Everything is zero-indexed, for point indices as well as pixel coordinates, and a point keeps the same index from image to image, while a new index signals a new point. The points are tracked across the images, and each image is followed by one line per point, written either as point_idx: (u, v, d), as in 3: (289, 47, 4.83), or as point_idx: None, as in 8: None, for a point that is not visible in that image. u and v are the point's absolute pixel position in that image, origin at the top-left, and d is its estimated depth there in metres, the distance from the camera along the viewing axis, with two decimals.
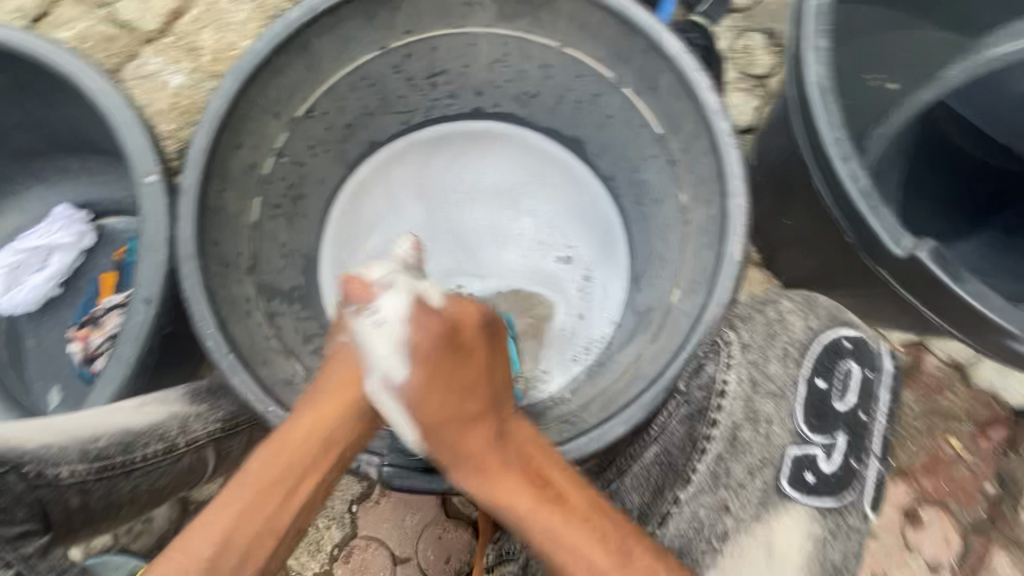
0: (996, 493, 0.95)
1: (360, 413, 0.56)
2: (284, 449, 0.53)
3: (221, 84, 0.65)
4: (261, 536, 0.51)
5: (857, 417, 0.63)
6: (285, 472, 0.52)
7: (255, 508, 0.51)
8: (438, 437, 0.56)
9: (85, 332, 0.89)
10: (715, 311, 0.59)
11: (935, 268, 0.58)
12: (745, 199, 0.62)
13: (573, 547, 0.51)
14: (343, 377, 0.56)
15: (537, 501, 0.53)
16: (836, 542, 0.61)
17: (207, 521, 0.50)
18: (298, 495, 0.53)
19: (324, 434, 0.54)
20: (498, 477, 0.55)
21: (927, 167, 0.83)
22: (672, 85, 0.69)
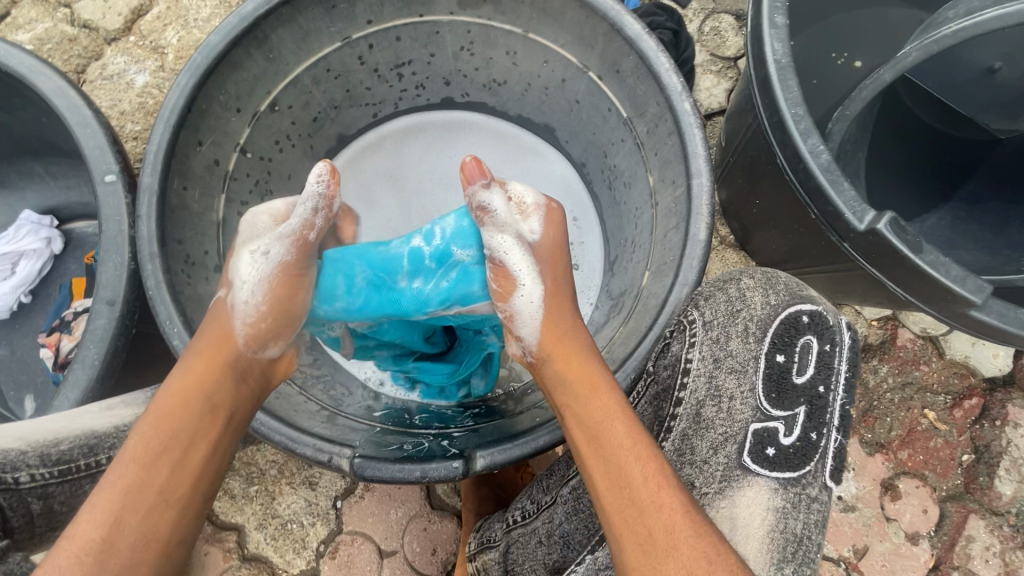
0: (971, 461, 0.97)
1: (236, 362, 0.59)
2: (163, 417, 0.53)
3: (177, 80, 0.64)
4: (155, 508, 0.49)
5: (817, 391, 0.58)
6: (170, 441, 0.52)
7: (143, 482, 0.49)
8: (554, 364, 0.59)
9: (54, 339, 0.87)
10: (682, 290, 0.60)
11: (895, 240, 0.58)
12: (708, 178, 0.62)
13: (652, 485, 0.48)
14: (217, 330, 0.60)
15: (630, 436, 0.52)
16: (800, 515, 0.55)
17: (92, 507, 0.47)
18: (190, 458, 0.52)
19: (204, 394, 0.55)
20: (599, 407, 0.54)
21: (889, 143, 0.84)
22: (635, 67, 0.69)
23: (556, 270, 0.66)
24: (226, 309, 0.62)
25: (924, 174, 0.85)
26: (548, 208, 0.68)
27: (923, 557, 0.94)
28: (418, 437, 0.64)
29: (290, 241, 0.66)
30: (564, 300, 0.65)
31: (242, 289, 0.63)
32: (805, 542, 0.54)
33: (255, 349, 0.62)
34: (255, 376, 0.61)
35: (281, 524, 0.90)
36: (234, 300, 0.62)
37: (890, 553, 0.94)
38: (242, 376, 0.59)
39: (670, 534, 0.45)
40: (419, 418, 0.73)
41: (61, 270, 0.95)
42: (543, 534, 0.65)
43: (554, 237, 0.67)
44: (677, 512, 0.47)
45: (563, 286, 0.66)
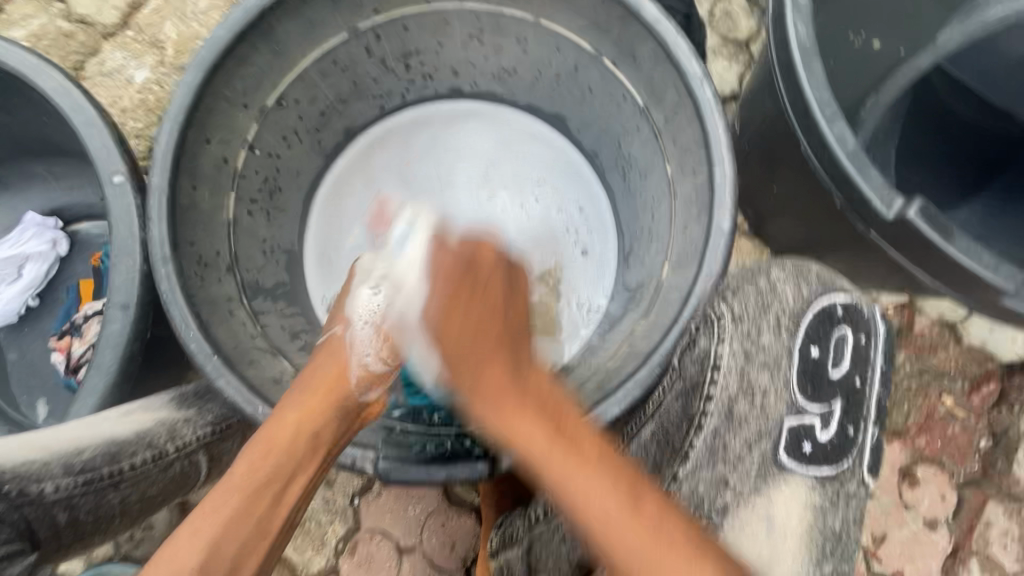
0: (988, 446, 0.97)
1: (346, 399, 0.59)
2: (273, 442, 0.53)
3: (184, 76, 0.62)
4: (252, 539, 0.49)
5: (856, 386, 0.59)
6: (274, 471, 0.52)
7: (246, 510, 0.49)
8: (461, 370, 0.58)
9: (66, 343, 0.87)
10: (706, 283, 0.58)
11: (926, 229, 0.57)
12: (732, 167, 0.61)
13: (602, 497, 0.46)
14: (332, 365, 0.61)
15: (551, 441, 0.50)
16: (838, 511, 0.59)
17: (196, 526, 0.48)
18: (291, 491, 0.53)
19: (313, 428, 0.55)
20: (513, 415, 0.53)
21: (921, 133, 0.82)
22: (652, 53, 0.67)
23: (455, 309, 0.61)
24: (343, 346, 0.63)
25: (952, 167, 0.82)
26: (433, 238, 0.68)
27: (942, 543, 0.94)
28: (439, 437, 0.63)
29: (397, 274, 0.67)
30: (456, 315, 0.61)
31: (361, 327, 0.64)
32: (843, 537, 0.59)
33: (365, 391, 0.61)
34: (359, 412, 0.60)
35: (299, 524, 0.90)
36: (350, 338, 0.63)
37: (908, 540, 0.94)
38: (352, 415, 0.59)
39: (622, 542, 0.44)
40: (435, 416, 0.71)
41: (69, 272, 0.94)
42: (566, 530, 0.67)
43: (441, 274, 0.64)
44: (634, 517, 0.45)
45: (450, 305, 0.62)
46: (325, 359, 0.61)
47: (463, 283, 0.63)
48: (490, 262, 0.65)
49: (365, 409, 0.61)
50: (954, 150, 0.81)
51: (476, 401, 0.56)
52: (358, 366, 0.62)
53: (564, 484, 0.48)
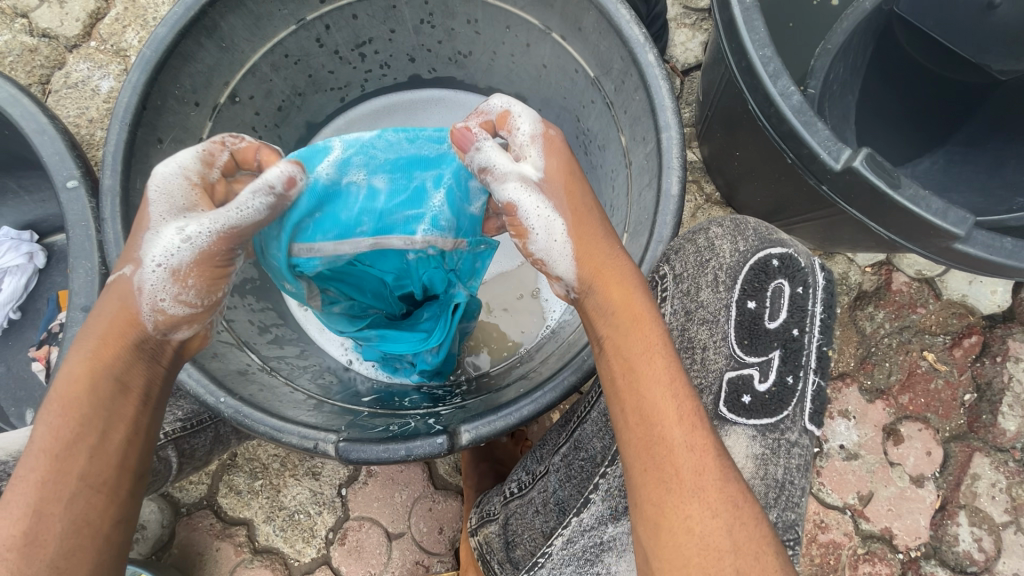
0: (972, 400, 0.96)
1: (139, 336, 0.50)
2: (65, 398, 0.46)
3: (128, 77, 0.63)
4: (78, 493, 0.43)
5: (792, 335, 0.58)
6: (82, 423, 0.45)
7: (60, 468, 0.43)
8: (592, 281, 0.53)
9: (44, 352, 0.88)
10: (657, 247, 0.58)
11: (872, 175, 0.56)
12: (678, 130, 0.60)
13: (685, 425, 0.46)
14: (117, 306, 0.50)
15: (673, 381, 0.47)
16: (780, 461, 0.56)
17: (8, 500, 0.42)
18: (110, 441, 0.46)
19: (111, 371, 0.47)
20: (634, 334, 0.49)
21: (884, 86, 0.81)
22: (596, 23, 0.67)
23: (573, 196, 0.55)
24: (131, 288, 0.51)
25: (914, 119, 0.81)
26: (547, 136, 0.57)
27: (929, 498, 0.94)
28: (404, 418, 0.64)
29: (219, 229, 0.52)
30: (587, 216, 0.55)
31: (151, 272, 0.51)
32: (788, 486, 0.55)
33: (165, 331, 0.52)
34: (168, 353, 0.52)
35: (288, 516, 0.91)
36: (145, 281, 0.50)
37: (895, 497, 0.94)
38: (157, 356, 0.51)
39: (697, 475, 0.44)
40: (409, 399, 0.73)
41: (48, 283, 0.95)
42: (539, 503, 0.66)
43: (561, 165, 0.56)
44: (709, 454, 0.45)
45: (588, 202, 0.56)
46: (105, 303, 0.50)
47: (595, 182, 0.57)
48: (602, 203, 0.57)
49: (177, 348, 0.53)
50: (916, 103, 0.81)
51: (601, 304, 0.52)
52: (152, 308, 0.51)
53: (668, 421, 0.46)
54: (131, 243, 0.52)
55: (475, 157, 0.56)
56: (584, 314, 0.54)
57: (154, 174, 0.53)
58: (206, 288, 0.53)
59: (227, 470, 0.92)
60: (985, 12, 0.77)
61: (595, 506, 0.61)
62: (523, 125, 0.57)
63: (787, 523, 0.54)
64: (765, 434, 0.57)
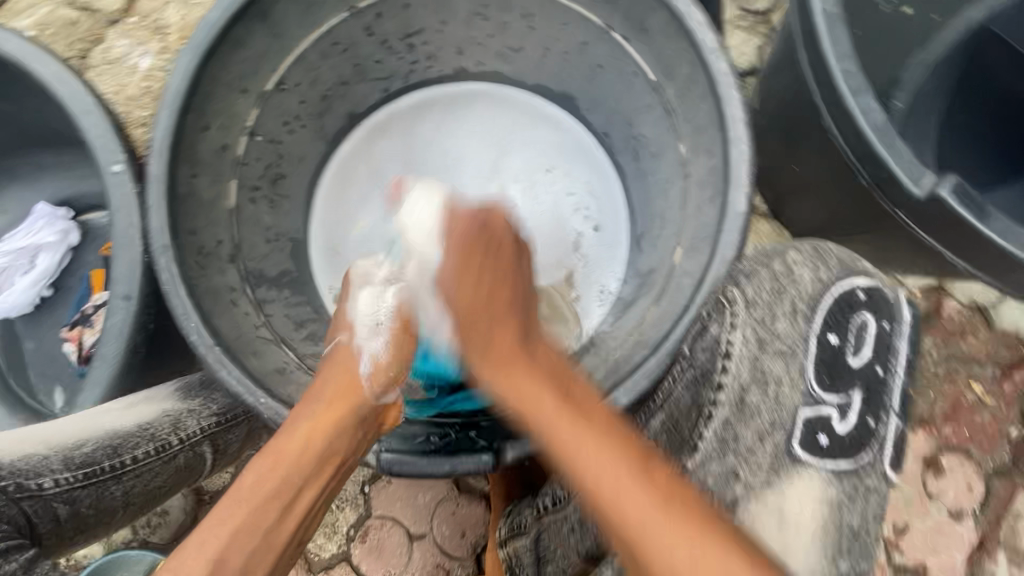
0: (1019, 435, 0.93)
1: (360, 411, 0.57)
2: (280, 456, 0.52)
3: (178, 61, 0.61)
4: (259, 549, 0.49)
5: (876, 373, 0.57)
6: (283, 483, 0.51)
7: (253, 522, 0.49)
8: (512, 393, 0.54)
9: (76, 332, 0.89)
10: (721, 267, 0.55)
11: (959, 207, 0.54)
12: (748, 144, 0.57)
13: (625, 496, 0.44)
14: (343, 376, 0.59)
15: (615, 478, 0.45)
16: (856, 507, 0.57)
17: (200, 540, 0.48)
18: (298, 504, 0.52)
19: (326, 440, 0.54)
20: (566, 441, 0.48)
21: (968, 111, 0.77)
22: (664, 26, 0.63)
23: (473, 274, 0.61)
24: (351, 354, 0.61)
25: (999, 144, 0.77)
26: (450, 223, 0.65)
27: (967, 534, 0.91)
28: (444, 426, 0.63)
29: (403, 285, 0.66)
30: (477, 303, 0.60)
31: (368, 341, 0.63)
32: (861, 534, 0.57)
33: (378, 396, 0.60)
34: (373, 424, 0.59)
35: None
36: (364, 347, 0.62)
37: (931, 530, 0.91)
38: (365, 423, 0.58)
39: (642, 527, 0.43)
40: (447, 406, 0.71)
41: (80, 262, 0.94)
42: (575, 520, 0.66)
43: (458, 245, 0.63)
44: (663, 520, 0.42)
45: (478, 289, 0.61)
46: (330, 370, 0.59)
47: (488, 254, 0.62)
48: (501, 228, 0.64)
49: (381, 417, 0.60)
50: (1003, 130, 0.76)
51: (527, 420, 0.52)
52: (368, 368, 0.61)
53: (633, 524, 0.43)
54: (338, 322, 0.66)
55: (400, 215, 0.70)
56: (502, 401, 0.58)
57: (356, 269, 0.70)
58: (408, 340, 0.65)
59: None
60: None
61: None
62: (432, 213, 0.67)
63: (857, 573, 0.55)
64: (841, 478, 0.56)
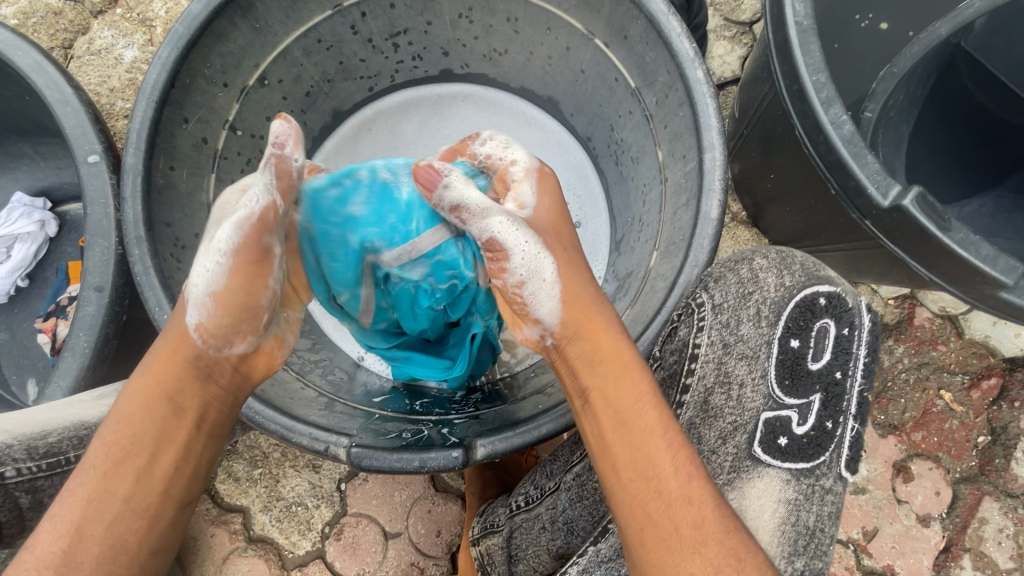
0: (986, 443, 0.95)
1: (199, 359, 0.51)
2: (122, 422, 0.49)
3: (158, 53, 0.61)
4: (121, 515, 0.47)
5: (835, 377, 0.58)
6: (132, 446, 0.48)
7: (105, 489, 0.47)
8: (573, 335, 0.53)
9: (51, 324, 0.88)
10: (692, 271, 0.57)
11: (920, 215, 0.55)
12: (721, 151, 0.59)
13: (681, 478, 0.47)
14: (177, 324, 0.51)
15: (660, 434, 0.48)
16: (813, 508, 0.57)
17: (53, 516, 0.46)
18: (155, 465, 0.49)
19: (168, 394, 0.50)
20: (624, 385, 0.50)
21: (939, 125, 0.79)
22: (643, 33, 0.65)
23: (560, 238, 0.56)
24: (183, 300, 0.51)
25: (972, 157, 0.79)
26: (541, 174, 0.58)
27: (934, 539, 0.93)
28: (417, 425, 0.64)
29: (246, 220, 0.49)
30: (574, 269, 0.55)
31: (194, 291, 0.50)
32: (818, 534, 0.56)
33: (219, 346, 0.51)
34: (226, 370, 0.52)
35: (286, 507, 0.89)
36: (188, 292, 0.50)
37: (899, 535, 0.93)
38: (214, 373, 0.52)
39: (661, 487, 0.46)
40: (419, 403, 0.71)
41: (58, 253, 0.93)
42: (547, 520, 0.65)
43: (551, 208, 0.57)
44: (706, 505, 0.46)
45: (577, 259, 0.56)
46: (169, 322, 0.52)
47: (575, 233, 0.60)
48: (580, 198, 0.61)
49: (236, 364, 0.53)
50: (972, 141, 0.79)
51: (586, 358, 0.52)
52: (197, 319, 0.50)
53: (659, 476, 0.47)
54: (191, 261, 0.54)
55: (444, 195, 0.53)
56: (565, 362, 0.54)
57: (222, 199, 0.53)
58: (248, 283, 0.50)
59: (227, 456, 0.90)
60: None
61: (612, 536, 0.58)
62: (517, 161, 0.59)
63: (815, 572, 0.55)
64: (798, 479, 0.57)
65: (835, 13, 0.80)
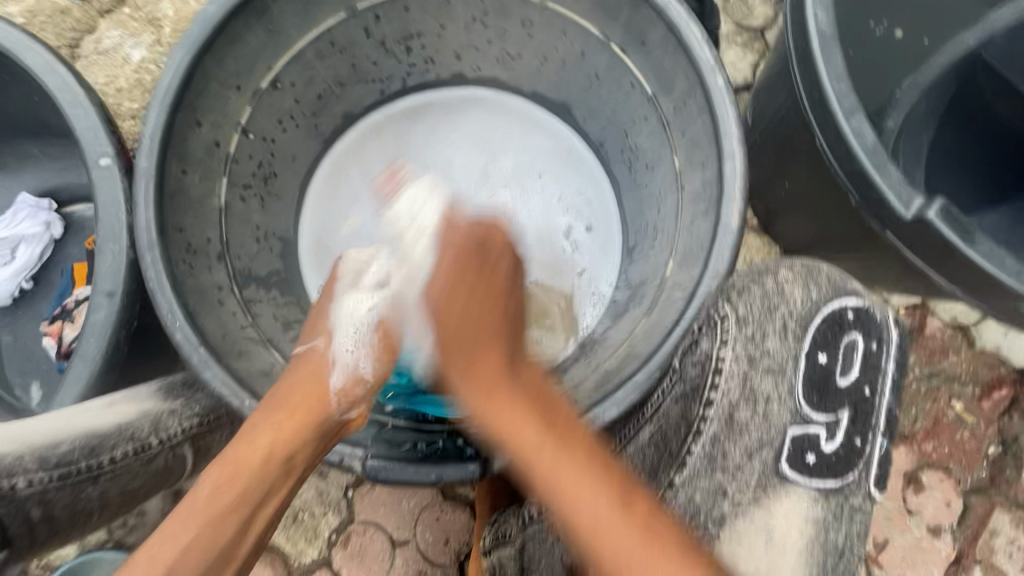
0: (997, 453, 0.94)
1: (325, 423, 0.57)
2: (242, 467, 0.52)
3: (172, 55, 0.60)
4: (219, 566, 0.48)
5: (864, 395, 0.58)
6: (240, 497, 0.51)
7: (212, 538, 0.48)
8: (485, 417, 0.56)
9: (57, 327, 0.87)
10: (713, 280, 0.56)
11: (946, 230, 0.55)
12: (742, 161, 0.58)
13: (588, 516, 0.48)
14: (309, 377, 0.59)
15: (596, 510, 0.48)
16: (841, 527, 0.58)
17: (154, 555, 0.47)
18: (260, 515, 0.52)
19: (286, 448, 0.54)
20: (543, 469, 0.51)
21: (958, 135, 0.78)
22: (662, 40, 0.64)
23: (459, 291, 0.62)
24: (323, 362, 0.61)
25: (994, 169, 0.77)
26: (443, 232, 0.65)
27: (945, 550, 0.92)
28: (431, 436, 0.63)
29: (394, 301, 0.65)
30: (460, 330, 0.61)
31: (342, 347, 0.62)
32: (846, 553, 0.58)
33: (343, 411, 0.59)
34: (334, 432, 0.58)
35: (292, 514, 0.88)
36: (336, 356, 0.61)
37: (910, 546, 0.92)
38: (327, 437, 0.57)
39: (618, 565, 0.45)
40: (428, 415, 0.68)
41: (63, 254, 0.92)
42: (559, 531, 0.66)
43: (450, 263, 0.63)
44: (616, 540, 0.46)
45: (457, 316, 0.62)
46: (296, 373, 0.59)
47: (479, 284, 0.63)
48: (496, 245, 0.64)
49: (340, 429, 0.58)
50: (991, 152, 0.77)
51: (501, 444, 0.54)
52: (339, 383, 0.60)
53: (607, 551, 0.46)
54: (313, 327, 0.64)
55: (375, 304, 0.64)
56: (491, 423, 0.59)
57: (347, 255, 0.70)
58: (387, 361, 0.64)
59: None
60: None
61: None
62: (429, 221, 0.67)
63: None
64: (829, 498, 0.58)
65: None
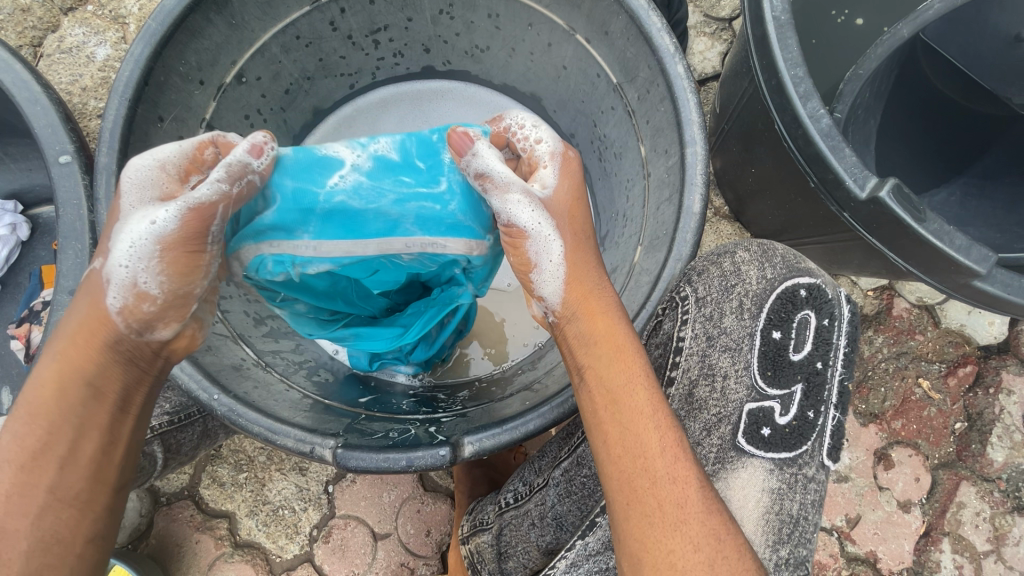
0: (963, 429, 0.97)
1: (120, 342, 0.48)
2: (36, 408, 0.46)
3: (130, 51, 0.59)
4: (47, 509, 0.44)
5: (816, 367, 0.59)
6: (49, 435, 0.45)
7: (28, 483, 0.44)
8: (586, 335, 0.52)
9: (24, 331, 0.85)
10: (676, 265, 0.57)
11: (897, 207, 0.56)
12: (703, 147, 0.59)
13: (667, 457, 0.47)
14: (89, 305, 0.48)
15: (665, 443, 0.47)
16: (796, 496, 0.58)
17: None
18: (78, 452, 0.46)
19: (83, 379, 0.47)
20: (632, 386, 0.49)
21: (906, 116, 0.82)
22: (623, 29, 0.65)
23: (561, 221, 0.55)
24: (100, 283, 0.48)
25: (938, 150, 0.82)
26: (565, 158, 0.57)
27: (915, 524, 0.95)
28: (403, 424, 0.64)
29: (188, 207, 0.48)
30: (586, 271, 0.54)
31: (116, 266, 0.47)
32: (801, 522, 0.58)
33: (141, 331, 0.48)
34: (148, 354, 0.50)
35: (272, 511, 0.88)
36: (112, 274, 0.47)
37: (881, 521, 0.95)
38: (136, 356, 0.49)
39: (678, 497, 0.46)
40: (405, 403, 0.71)
41: (31, 257, 0.91)
42: (535, 516, 0.65)
43: (571, 190, 0.56)
44: (691, 486, 0.47)
45: (586, 260, 0.55)
46: (78, 304, 0.48)
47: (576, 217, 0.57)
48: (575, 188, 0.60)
49: (157, 349, 0.50)
50: (933, 132, 0.82)
51: (594, 356, 0.50)
52: (121, 303, 0.47)
53: (668, 478, 0.46)
54: (101, 238, 0.50)
55: (472, 161, 0.54)
56: (565, 342, 0.54)
57: (130, 164, 0.51)
58: (182, 278, 0.49)
59: (211, 461, 0.89)
60: (1011, 44, 0.77)
61: (600, 529, 0.58)
62: (546, 140, 0.57)
63: (798, 560, 0.56)
64: (783, 468, 0.58)
65: (811, 10, 0.82)
